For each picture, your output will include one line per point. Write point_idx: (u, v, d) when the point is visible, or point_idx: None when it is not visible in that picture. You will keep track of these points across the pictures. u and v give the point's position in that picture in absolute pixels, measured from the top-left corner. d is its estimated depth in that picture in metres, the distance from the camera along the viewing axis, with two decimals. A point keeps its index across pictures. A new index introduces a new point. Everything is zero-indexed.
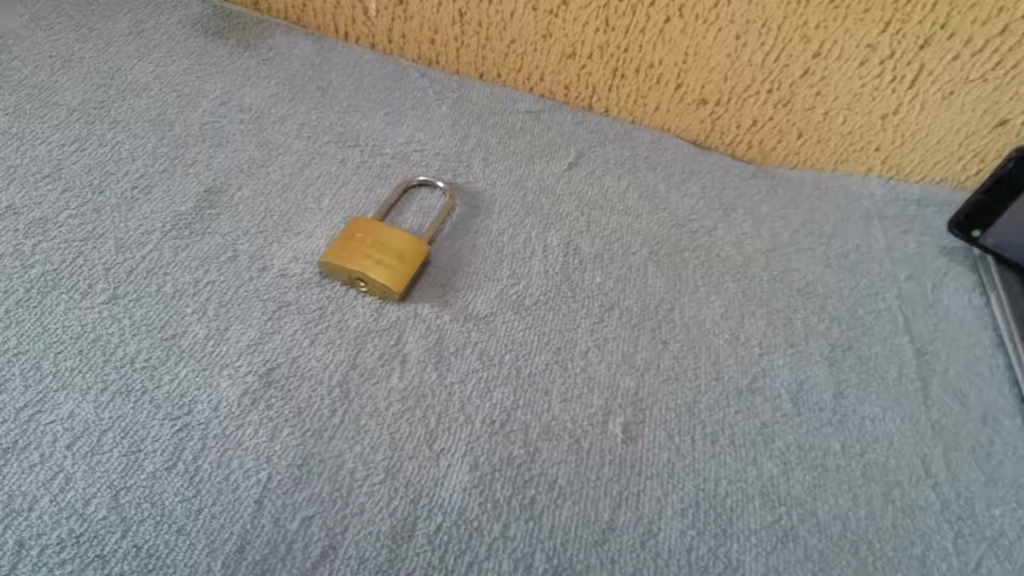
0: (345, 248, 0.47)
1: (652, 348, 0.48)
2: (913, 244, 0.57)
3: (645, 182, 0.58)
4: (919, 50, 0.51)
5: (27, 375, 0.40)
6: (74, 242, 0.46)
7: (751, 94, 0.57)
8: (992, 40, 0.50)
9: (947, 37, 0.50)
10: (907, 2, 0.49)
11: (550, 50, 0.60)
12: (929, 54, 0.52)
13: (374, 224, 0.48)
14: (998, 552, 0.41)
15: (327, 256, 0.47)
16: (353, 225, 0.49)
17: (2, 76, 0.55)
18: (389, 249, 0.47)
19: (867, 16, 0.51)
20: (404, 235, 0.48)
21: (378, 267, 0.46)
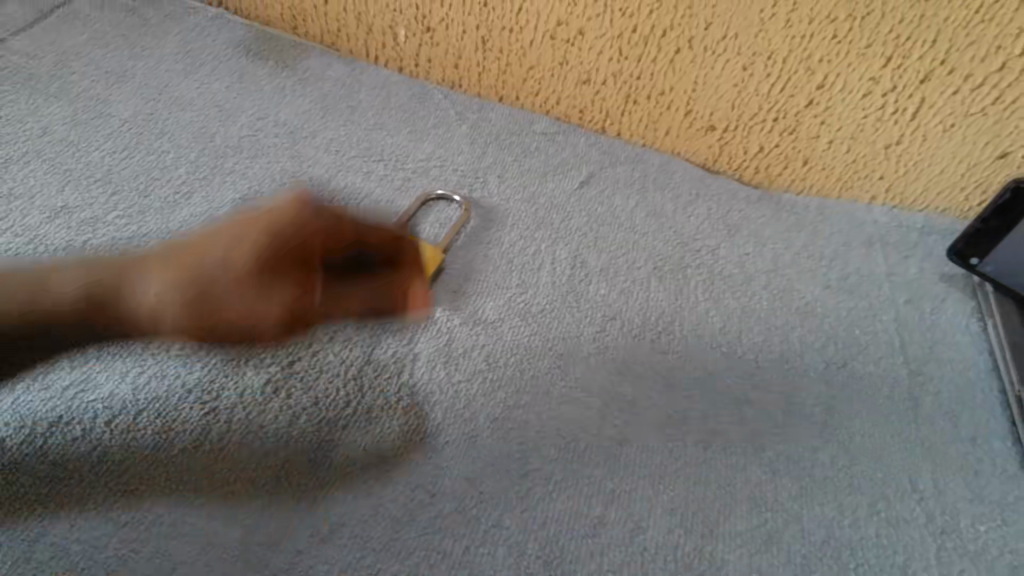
0: None
1: (650, 357, 0.51)
2: (914, 269, 0.59)
3: (653, 202, 0.61)
4: (920, 84, 0.54)
5: (74, 358, 0.44)
6: (121, 240, 0.51)
7: (757, 122, 0.60)
8: (991, 76, 0.52)
9: (947, 73, 0.53)
10: (907, 39, 0.52)
11: (567, 77, 0.64)
12: (929, 88, 0.54)
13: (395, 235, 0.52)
14: (979, 567, 0.44)
15: None
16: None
17: (62, 90, 0.60)
18: None
19: (869, 51, 0.53)
20: (422, 245, 0.51)
21: None
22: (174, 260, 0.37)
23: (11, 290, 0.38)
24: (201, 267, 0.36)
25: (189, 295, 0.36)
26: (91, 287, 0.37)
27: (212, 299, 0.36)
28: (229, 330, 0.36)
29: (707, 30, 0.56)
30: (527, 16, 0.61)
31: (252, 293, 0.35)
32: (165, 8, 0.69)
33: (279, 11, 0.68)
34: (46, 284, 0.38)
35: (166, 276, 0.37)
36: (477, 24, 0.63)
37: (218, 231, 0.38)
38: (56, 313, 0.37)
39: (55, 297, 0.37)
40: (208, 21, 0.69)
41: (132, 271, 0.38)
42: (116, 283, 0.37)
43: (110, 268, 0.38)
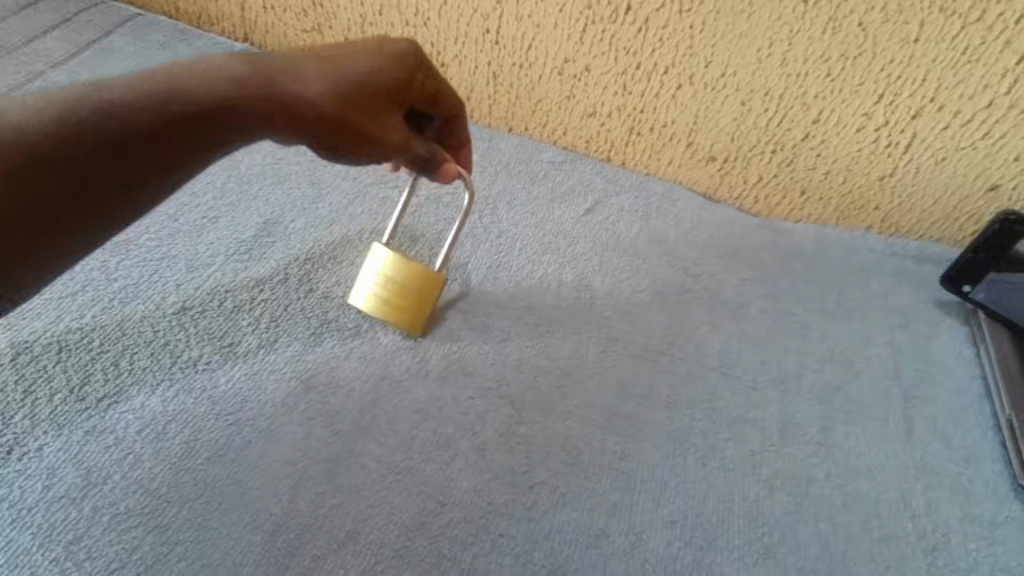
0: (370, 295, 0.52)
1: (651, 376, 0.53)
2: (908, 296, 0.61)
3: (656, 228, 0.63)
4: (911, 120, 0.56)
5: (107, 370, 0.47)
6: (152, 262, 0.53)
7: (756, 154, 0.63)
8: (979, 113, 0.54)
9: (937, 109, 0.55)
10: (898, 77, 0.54)
11: (573, 110, 0.67)
12: (921, 123, 0.56)
13: (411, 267, 0.51)
14: None
15: (356, 304, 0.52)
16: (390, 263, 0.52)
17: None
18: (404, 288, 0.51)
19: (861, 88, 0.56)
20: (413, 267, 0.51)
21: (397, 317, 0.51)
22: (321, 64, 0.45)
23: (184, 94, 0.41)
24: (359, 74, 0.45)
25: (354, 92, 0.45)
26: (254, 75, 0.43)
27: (380, 101, 0.46)
28: (379, 112, 0.46)
29: (707, 67, 0.59)
30: (537, 54, 0.64)
31: (389, 117, 0.46)
32: (195, 44, 0.73)
33: None
34: (198, 74, 0.42)
35: (324, 77, 0.44)
36: (489, 61, 0.66)
37: (352, 49, 0.46)
38: (225, 102, 0.42)
39: (225, 82, 0.43)
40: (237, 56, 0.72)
41: (280, 66, 0.44)
42: (268, 75, 0.43)
43: (247, 64, 0.43)
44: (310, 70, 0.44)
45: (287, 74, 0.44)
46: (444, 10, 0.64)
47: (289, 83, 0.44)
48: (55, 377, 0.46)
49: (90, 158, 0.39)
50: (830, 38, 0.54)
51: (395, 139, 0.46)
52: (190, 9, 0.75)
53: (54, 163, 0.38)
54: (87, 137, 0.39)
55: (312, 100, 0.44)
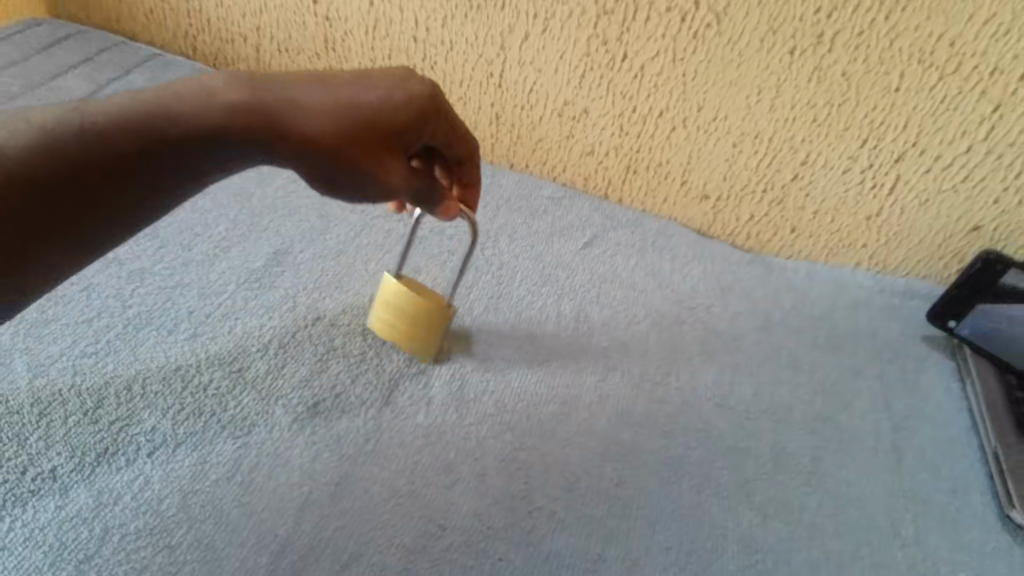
0: (385, 322, 0.54)
1: (648, 405, 0.54)
2: (896, 331, 0.62)
3: (652, 262, 0.65)
4: (894, 163, 0.58)
5: (120, 394, 0.48)
6: (165, 290, 0.55)
7: (748, 193, 0.65)
8: (959, 157, 0.56)
9: (919, 154, 0.57)
10: (880, 124, 0.57)
11: (572, 148, 0.69)
12: (904, 167, 0.58)
13: (410, 297, 0.52)
14: None
15: (374, 327, 0.55)
16: (390, 290, 0.53)
17: None
18: (415, 322, 0.53)
19: (846, 133, 0.58)
20: (422, 304, 0.52)
21: (409, 346, 0.53)
22: (327, 95, 0.43)
23: (177, 117, 0.39)
24: (367, 110, 0.44)
25: (357, 128, 0.43)
26: (258, 101, 0.41)
27: (383, 138, 0.45)
28: (380, 151, 0.44)
29: (700, 112, 0.61)
30: (537, 97, 0.66)
31: (388, 156, 0.45)
32: None
33: None
34: (199, 93, 0.40)
35: (328, 109, 0.43)
36: (492, 102, 0.68)
37: (357, 81, 0.45)
38: (221, 130, 0.40)
39: (226, 104, 0.40)
40: None
41: (284, 93, 0.42)
42: (271, 101, 0.41)
43: (249, 89, 0.41)
44: (313, 98, 0.42)
45: (292, 102, 0.42)
46: (450, 52, 0.67)
47: (293, 111, 0.41)
48: (69, 400, 0.47)
49: (73, 180, 0.36)
50: (815, 86, 0.56)
51: (391, 178, 0.45)
52: (206, 49, 0.77)
53: (35, 182, 0.35)
54: (67, 157, 0.36)
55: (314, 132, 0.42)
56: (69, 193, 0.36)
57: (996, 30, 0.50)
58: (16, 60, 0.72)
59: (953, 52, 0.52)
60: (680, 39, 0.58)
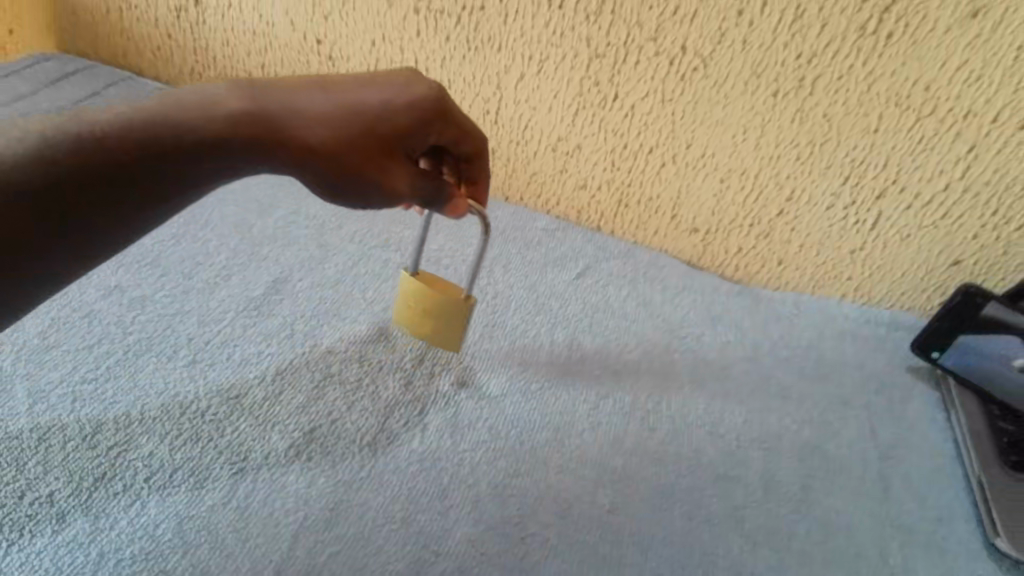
0: (411, 319, 0.54)
1: (639, 432, 0.55)
2: (883, 361, 0.63)
3: (644, 293, 0.66)
4: (875, 200, 0.60)
5: (119, 420, 0.49)
6: (165, 317, 0.56)
7: (736, 227, 0.66)
8: (937, 194, 0.58)
9: (899, 191, 0.59)
10: (861, 163, 0.58)
11: (566, 182, 0.70)
12: (885, 204, 0.60)
13: (422, 291, 0.53)
14: None
15: (402, 324, 0.55)
16: (404, 284, 0.53)
17: None
18: (441, 318, 0.53)
19: (828, 170, 0.60)
20: (444, 302, 0.52)
21: (438, 340, 0.54)
22: (328, 101, 0.44)
23: (179, 125, 0.40)
24: (367, 114, 0.45)
25: (358, 132, 0.44)
26: (258, 110, 0.42)
27: (385, 144, 0.45)
28: (381, 157, 0.45)
29: (688, 149, 0.63)
30: (532, 133, 0.68)
31: (391, 160, 0.46)
32: None
33: None
34: (198, 103, 0.41)
35: (328, 114, 0.44)
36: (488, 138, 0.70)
37: (361, 84, 0.46)
38: (222, 138, 0.41)
39: (227, 114, 0.41)
40: None
41: (285, 101, 0.43)
42: (271, 109, 0.42)
43: (251, 97, 0.42)
44: (314, 104, 0.44)
45: (293, 111, 0.43)
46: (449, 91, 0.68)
47: (294, 120, 0.43)
48: (68, 426, 0.48)
49: (73, 188, 0.37)
50: (798, 126, 0.58)
51: (394, 183, 0.46)
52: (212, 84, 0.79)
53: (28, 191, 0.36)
54: (63, 166, 0.37)
55: (314, 139, 0.43)
56: (70, 200, 0.38)
57: (968, 75, 0.52)
58: (25, 93, 0.74)
59: (928, 95, 0.53)
60: (668, 81, 0.60)
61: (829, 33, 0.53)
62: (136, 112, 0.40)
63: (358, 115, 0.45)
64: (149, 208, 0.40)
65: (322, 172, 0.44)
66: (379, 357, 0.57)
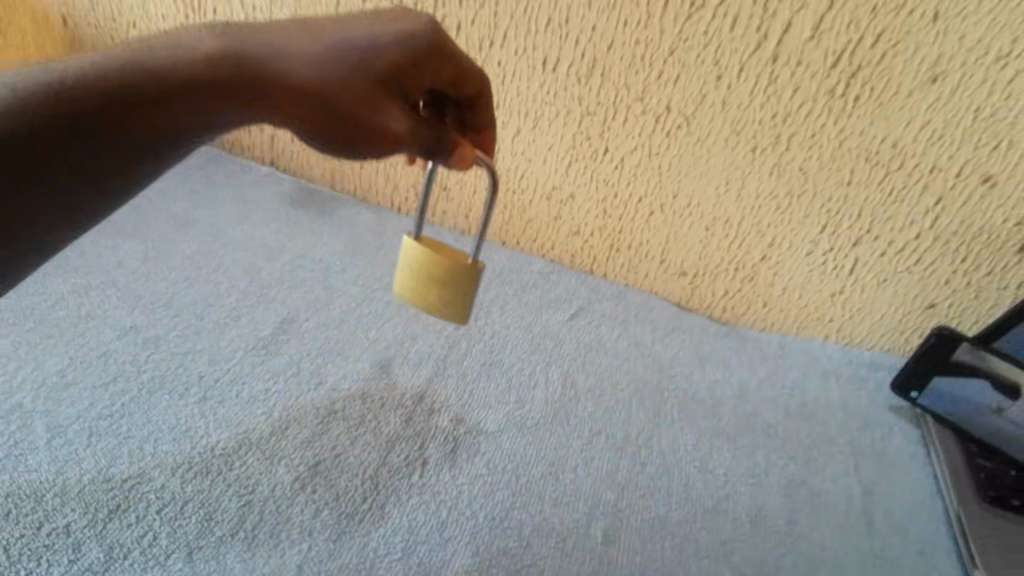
0: (416, 288, 0.50)
1: (631, 468, 0.57)
2: (864, 400, 0.66)
3: (635, 333, 0.69)
4: (851, 248, 0.63)
5: (133, 454, 0.51)
6: (178, 355, 0.59)
7: (723, 271, 0.69)
8: (909, 242, 0.61)
9: (873, 240, 0.62)
10: (837, 213, 0.61)
11: (559, 228, 0.73)
12: (861, 251, 0.63)
13: (430, 258, 0.49)
14: None
15: (404, 295, 0.51)
16: (408, 251, 0.49)
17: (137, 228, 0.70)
18: (447, 286, 0.49)
19: (807, 220, 0.63)
20: (450, 268, 0.49)
21: (443, 310, 0.50)
22: (314, 43, 0.42)
23: (152, 71, 0.38)
24: (356, 54, 0.42)
25: (347, 72, 0.41)
26: (234, 53, 0.40)
27: (381, 84, 0.43)
28: (379, 97, 0.42)
29: (674, 199, 0.66)
30: (527, 182, 0.70)
31: (389, 101, 0.43)
32: (226, 167, 0.81)
33: (321, 171, 0.80)
34: (169, 51, 0.39)
35: (313, 54, 0.41)
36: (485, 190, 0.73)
37: (348, 26, 0.44)
38: (197, 81, 0.39)
39: (200, 60, 0.39)
40: (264, 177, 0.80)
41: (268, 44, 0.41)
42: (248, 51, 0.40)
43: (230, 42, 0.40)
44: (296, 45, 0.41)
45: (274, 52, 0.41)
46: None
47: (275, 61, 0.40)
48: (83, 460, 0.50)
49: (43, 142, 0.36)
50: (776, 179, 0.61)
51: (398, 127, 0.43)
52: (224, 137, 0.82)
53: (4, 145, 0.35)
54: (34, 118, 0.36)
55: (301, 79, 0.40)
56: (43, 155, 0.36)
57: (930, 134, 0.55)
58: None
59: (895, 152, 0.57)
60: (654, 137, 0.63)
61: (801, 96, 0.56)
62: (105, 60, 0.38)
63: (346, 53, 0.42)
64: (126, 163, 0.39)
65: (318, 118, 0.41)
66: (381, 394, 0.59)
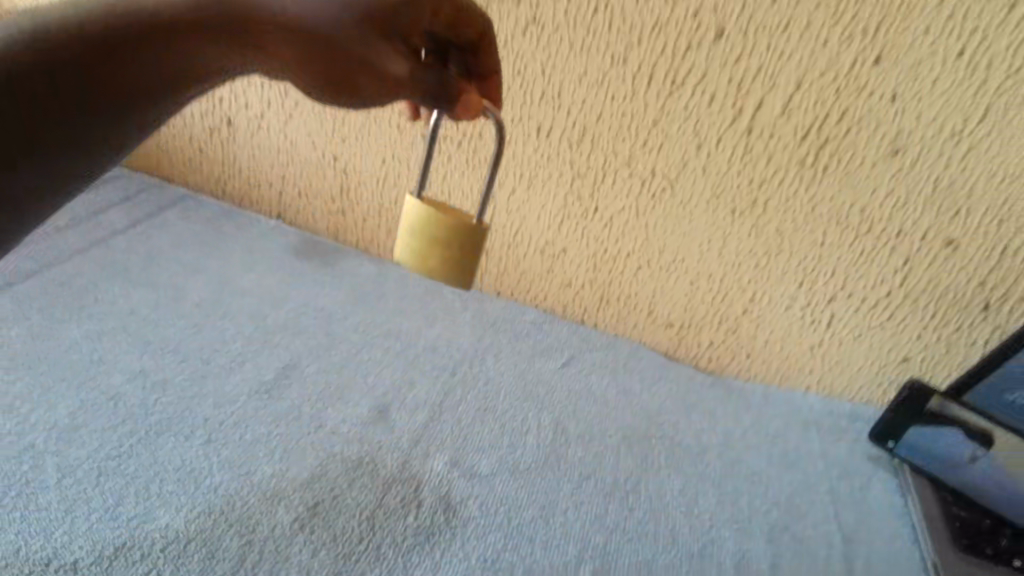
0: (418, 254, 0.52)
1: (619, 512, 0.59)
2: (845, 449, 0.68)
3: (624, 382, 0.71)
4: (827, 304, 0.66)
5: (139, 494, 0.52)
6: (185, 399, 0.61)
7: (710, 322, 0.72)
8: (881, 299, 0.64)
9: (847, 297, 0.65)
10: (812, 271, 0.65)
11: (552, 281, 0.76)
12: (836, 307, 0.66)
13: (433, 218, 0.51)
14: None
15: (405, 261, 0.53)
16: (412, 212, 0.51)
17: (150, 276, 0.73)
18: (450, 247, 0.51)
19: (784, 276, 0.66)
20: (454, 226, 0.50)
21: (444, 272, 0.52)
22: None
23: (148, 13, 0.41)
24: None
25: (341, 11, 0.44)
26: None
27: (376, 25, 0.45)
28: (374, 38, 0.44)
29: (660, 254, 0.69)
30: (521, 240, 0.74)
31: (387, 42, 0.45)
32: (236, 220, 0.84)
33: (325, 223, 0.84)
34: None
35: None
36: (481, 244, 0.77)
37: None
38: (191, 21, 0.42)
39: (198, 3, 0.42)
40: (270, 229, 0.84)
41: None
42: None
43: None
44: None
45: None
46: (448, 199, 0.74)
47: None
48: (92, 498, 0.51)
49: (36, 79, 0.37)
50: (755, 239, 0.65)
51: (395, 70, 0.45)
52: (234, 192, 0.86)
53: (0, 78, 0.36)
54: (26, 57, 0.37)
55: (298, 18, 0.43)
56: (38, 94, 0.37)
57: (895, 201, 0.59)
58: None
59: (864, 216, 0.61)
60: (641, 198, 0.67)
61: (774, 165, 0.61)
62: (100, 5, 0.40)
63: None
64: (115, 106, 0.40)
65: (317, 57, 0.44)
66: (379, 437, 0.61)
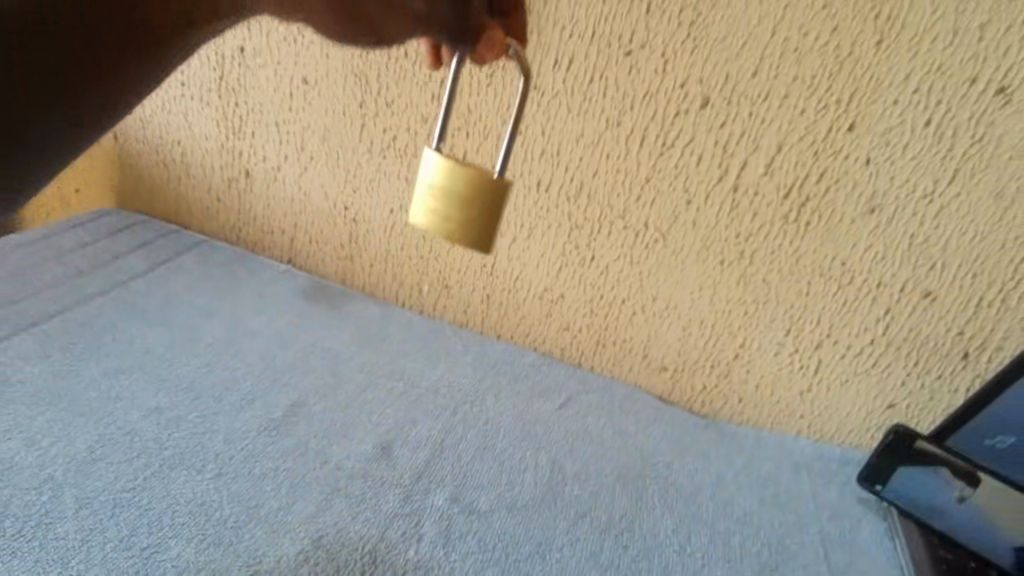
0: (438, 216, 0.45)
1: (614, 549, 0.61)
2: (835, 492, 0.70)
3: (620, 423, 0.73)
4: (814, 350, 0.69)
5: (151, 525, 0.54)
6: (197, 434, 0.63)
7: (700, 367, 0.75)
8: (865, 346, 0.68)
9: (832, 343, 0.69)
10: (799, 319, 0.69)
11: (551, 324, 0.79)
12: (823, 353, 0.69)
13: (459, 172, 0.44)
14: None
15: (424, 224, 0.46)
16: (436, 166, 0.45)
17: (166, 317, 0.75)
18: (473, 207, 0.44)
19: (772, 323, 0.70)
20: (479, 183, 0.44)
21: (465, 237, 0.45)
22: None
23: None
24: None
25: None
26: None
27: None
28: None
29: (654, 300, 0.73)
30: (521, 284, 0.78)
31: None
32: (249, 262, 0.87)
33: (334, 266, 0.87)
34: None
35: None
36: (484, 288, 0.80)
37: None
38: None
39: None
40: (281, 271, 0.87)
41: None
42: None
43: None
44: None
45: None
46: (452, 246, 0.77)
47: None
48: (107, 527, 0.53)
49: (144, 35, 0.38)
50: (743, 288, 0.69)
51: None
52: (248, 237, 0.89)
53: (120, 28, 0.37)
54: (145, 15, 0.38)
55: None
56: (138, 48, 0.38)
57: (874, 254, 0.64)
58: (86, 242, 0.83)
59: (845, 269, 0.65)
60: (635, 248, 0.71)
61: (759, 221, 0.66)
62: None
63: None
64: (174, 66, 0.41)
65: None
66: (382, 473, 0.63)
